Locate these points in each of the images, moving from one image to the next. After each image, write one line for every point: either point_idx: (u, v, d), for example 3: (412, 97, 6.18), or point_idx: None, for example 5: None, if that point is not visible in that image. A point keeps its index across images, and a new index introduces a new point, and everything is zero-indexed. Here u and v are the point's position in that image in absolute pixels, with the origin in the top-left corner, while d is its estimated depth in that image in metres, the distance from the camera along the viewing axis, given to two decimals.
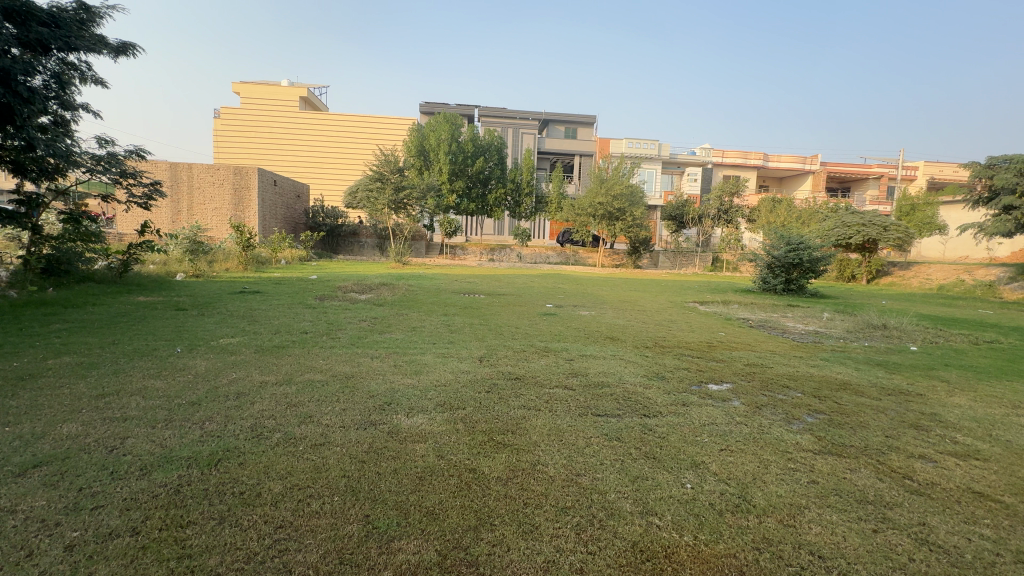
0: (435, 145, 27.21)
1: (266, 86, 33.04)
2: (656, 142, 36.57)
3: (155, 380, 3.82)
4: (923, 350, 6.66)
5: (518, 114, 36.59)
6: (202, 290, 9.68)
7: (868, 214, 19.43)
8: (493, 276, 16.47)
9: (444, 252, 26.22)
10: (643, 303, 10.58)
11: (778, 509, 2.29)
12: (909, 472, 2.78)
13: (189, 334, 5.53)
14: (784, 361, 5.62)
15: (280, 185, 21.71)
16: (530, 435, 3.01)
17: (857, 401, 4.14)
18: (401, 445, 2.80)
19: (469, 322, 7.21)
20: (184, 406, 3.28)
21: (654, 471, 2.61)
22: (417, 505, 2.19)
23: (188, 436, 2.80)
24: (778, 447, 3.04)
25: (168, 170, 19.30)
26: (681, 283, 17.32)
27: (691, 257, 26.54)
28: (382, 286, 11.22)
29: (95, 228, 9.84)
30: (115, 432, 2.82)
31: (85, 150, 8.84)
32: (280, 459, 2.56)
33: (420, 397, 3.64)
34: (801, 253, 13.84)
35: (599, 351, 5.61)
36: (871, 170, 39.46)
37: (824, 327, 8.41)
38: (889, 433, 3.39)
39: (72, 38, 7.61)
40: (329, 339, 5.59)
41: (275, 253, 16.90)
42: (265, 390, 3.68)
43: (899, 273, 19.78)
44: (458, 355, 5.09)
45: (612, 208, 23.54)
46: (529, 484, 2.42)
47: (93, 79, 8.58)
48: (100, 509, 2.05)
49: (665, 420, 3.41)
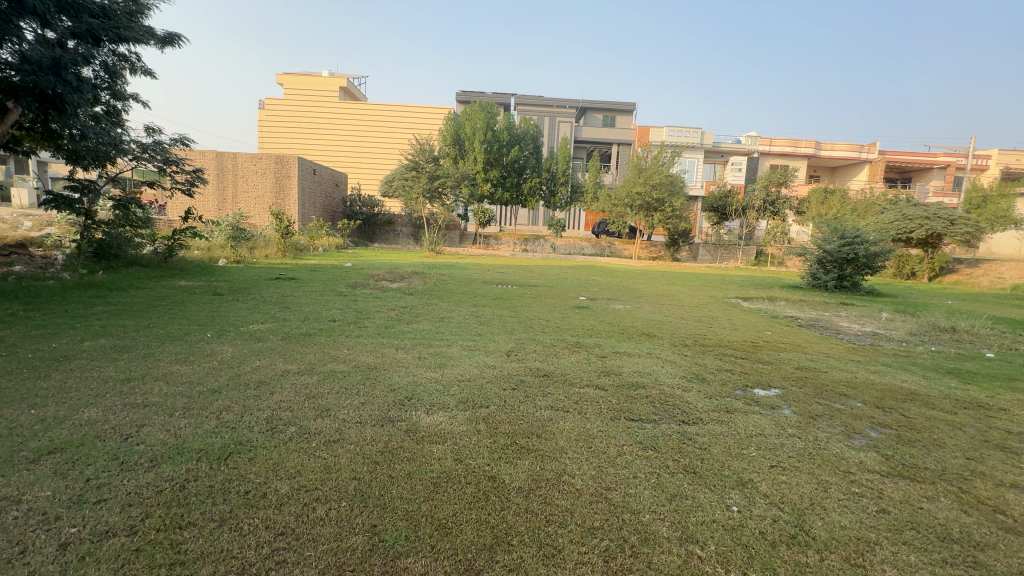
0: (470, 134, 26.98)
1: (309, 77, 33.89)
2: (699, 130, 35.10)
3: (180, 365, 3.81)
4: (1001, 356, 5.99)
5: (555, 103, 35.99)
6: (241, 276, 9.86)
7: (932, 206, 17.94)
8: (525, 266, 16.17)
9: (478, 241, 26.15)
10: (682, 299, 10.04)
11: (843, 544, 1.98)
12: (1000, 505, 2.38)
13: (221, 320, 5.58)
14: (840, 365, 5.14)
15: (319, 174, 22.14)
16: (557, 441, 2.77)
17: (928, 415, 3.67)
18: (418, 445, 2.63)
19: (499, 313, 7.02)
20: (204, 394, 3.23)
21: (696, 490, 2.32)
22: (429, 516, 2.00)
23: (203, 427, 2.72)
24: (839, 466, 2.69)
25: (215, 159, 20.05)
26: (723, 277, 16.57)
27: (734, 250, 25.24)
28: (413, 275, 11.14)
29: (143, 215, 10.20)
30: (133, 419, 2.78)
31: (133, 139, 9.09)
32: (291, 457, 2.43)
33: (441, 393, 3.47)
34: (856, 248, 12.85)
35: (634, 349, 5.28)
36: (936, 159, 36.59)
37: (882, 328, 7.76)
38: (970, 455, 2.96)
39: (123, 30, 7.82)
40: (355, 328, 5.52)
41: (313, 240, 17.26)
42: (286, 380, 3.59)
43: (965, 271, 18.29)
44: (485, 348, 4.89)
45: (651, 198, 22.72)
46: (554, 497, 2.19)
47: (142, 70, 8.87)
48: (104, 504, 1.97)
49: (707, 429, 3.09)
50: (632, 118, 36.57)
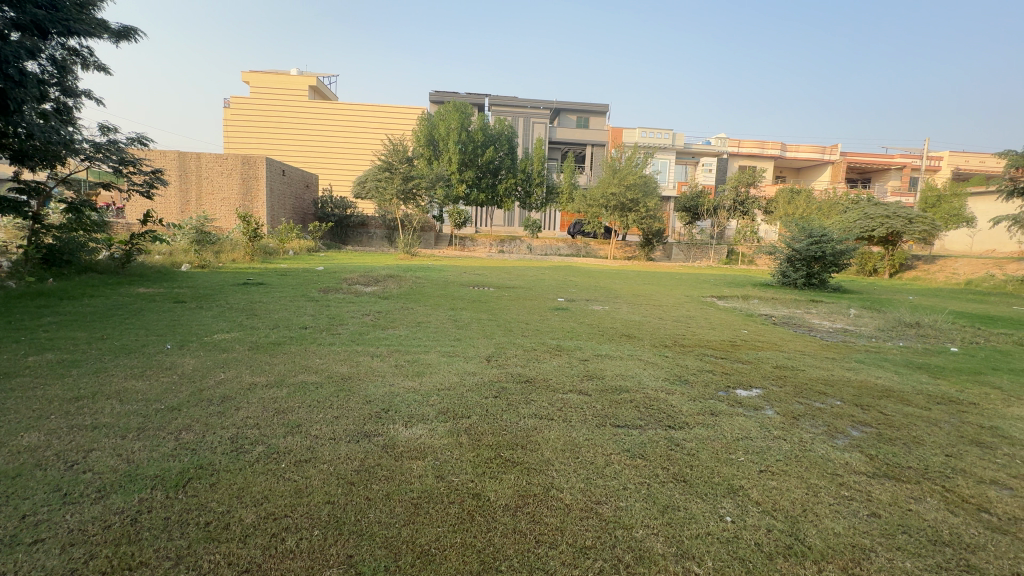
0: (444, 135, 26.73)
1: (276, 75, 32.95)
2: (671, 132, 35.75)
3: (136, 381, 3.53)
4: (964, 351, 6.20)
5: (529, 104, 36.04)
6: (206, 281, 9.41)
7: (892, 206, 18.70)
8: (502, 267, 16.08)
9: (454, 243, 25.92)
10: (659, 298, 10.14)
11: (840, 553, 1.94)
12: (984, 503, 2.39)
13: (183, 329, 5.26)
14: (815, 363, 5.21)
15: (288, 175, 21.53)
16: (543, 452, 2.66)
17: (905, 411, 3.73)
18: (396, 462, 2.47)
19: (477, 317, 6.87)
20: (162, 412, 2.98)
21: (687, 500, 2.25)
22: (410, 542, 1.87)
23: (159, 450, 2.50)
24: (826, 468, 2.67)
25: (177, 159, 19.23)
26: (697, 276, 16.82)
27: (706, 249, 25.67)
28: (389, 279, 10.86)
29: (98, 218, 9.63)
30: (80, 443, 2.53)
31: (85, 137, 8.50)
32: (258, 480, 2.24)
33: (420, 403, 3.32)
34: (823, 246, 13.21)
35: (615, 351, 5.23)
36: (892, 161, 38.24)
37: (852, 324, 7.94)
38: (948, 452, 2.99)
39: (72, 21, 7.30)
40: (328, 335, 5.29)
41: (283, 244, 16.72)
42: (254, 394, 3.37)
43: (923, 267, 19.09)
44: (464, 354, 4.75)
45: (626, 198, 22.95)
46: (542, 514, 2.08)
47: (95, 65, 8.34)
48: (39, 545, 1.76)
49: (694, 434, 3.03)
50: (605, 119, 36.96)
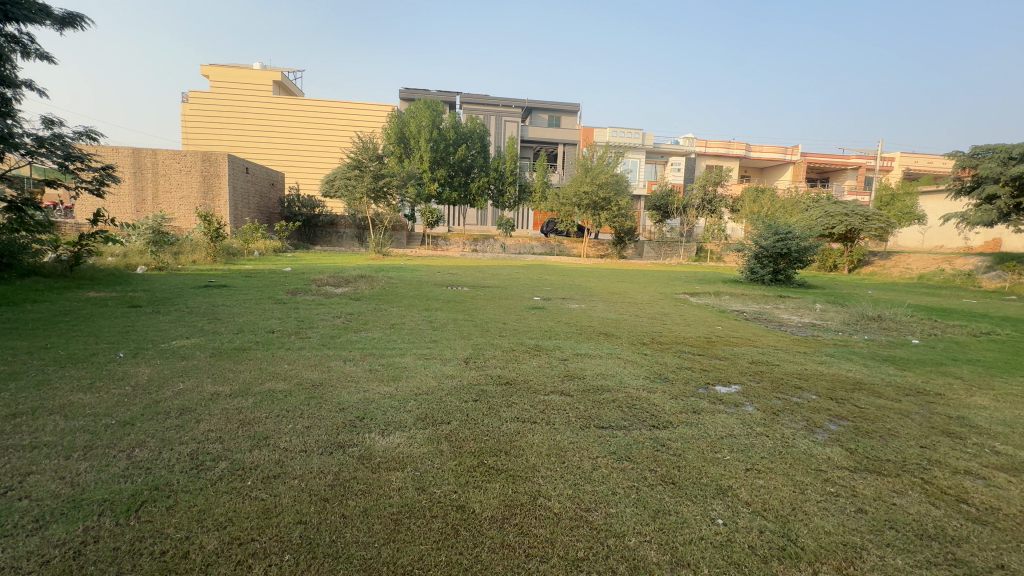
0: (415, 132, 26.32)
1: (237, 69, 31.75)
2: (641, 132, 36.31)
3: (84, 394, 3.24)
4: (924, 343, 6.44)
5: (501, 102, 35.88)
6: (163, 284, 8.92)
7: (851, 204, 19.49)
8: (476, 267, 15.98)
9: (426, 242, 25.57)
10: (634, 295, 10.22)
11: (833, 553, 1.91)
12: (962, 494, 2.43)
13: (137, 336, 4.92)
14: (789, 358, 5.29)
15: (252, 173, 20.76)
16: (528, 458, 2.56)
17: (877, 404, 3.80)
18: (374, 474, 2.33)
19: (453, 317, 6.71)
20: (112, 428, 2.73)
21: (678, 504, 2.19)
22: (391, 563, 1.73)
23: (108, 471, 2.27)
24: (810, 464, 2.66)
25: (131, 156, 18.25)
26: (668, 273, 17.09)
27: (676, 248, 26.20)
28: (360, 279, 10.55)
29: (43, 218, 8.99)
30: (16, 466, 2.28)
31: (26, 131, 7.86)
32: (221, 500, 2.05)
33: (397, 410, 3.16)
34: (788, 243, 13.62)
35: (594, 350, 5.17)
36: (849, 161, 39.91)
37: (819, 319, 8.16)
38: (924, 443, 3.05)
39: (7, 6, 6.78)
40: (297, 339, 5.04)
41: (247, 244, 16.07)
42: (216, 405, 3.14)
43: (879, 263, 19.96)
44: (441, 356, 4.59)
45: (598, 197, 23.13)
46: (531, 526, 1.98)
47: (36, 54, 7.76)
48: None
49: (678, 434, 2.99)
50: (576, 119, 37.25)
